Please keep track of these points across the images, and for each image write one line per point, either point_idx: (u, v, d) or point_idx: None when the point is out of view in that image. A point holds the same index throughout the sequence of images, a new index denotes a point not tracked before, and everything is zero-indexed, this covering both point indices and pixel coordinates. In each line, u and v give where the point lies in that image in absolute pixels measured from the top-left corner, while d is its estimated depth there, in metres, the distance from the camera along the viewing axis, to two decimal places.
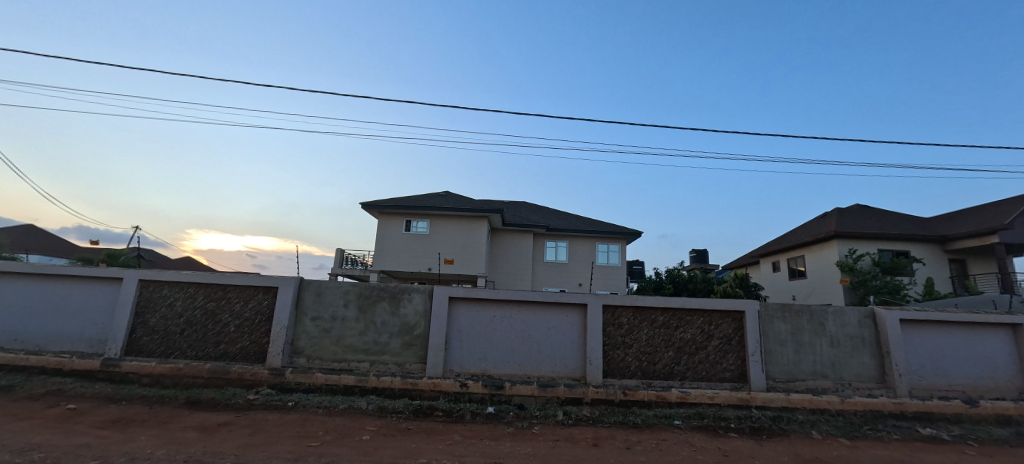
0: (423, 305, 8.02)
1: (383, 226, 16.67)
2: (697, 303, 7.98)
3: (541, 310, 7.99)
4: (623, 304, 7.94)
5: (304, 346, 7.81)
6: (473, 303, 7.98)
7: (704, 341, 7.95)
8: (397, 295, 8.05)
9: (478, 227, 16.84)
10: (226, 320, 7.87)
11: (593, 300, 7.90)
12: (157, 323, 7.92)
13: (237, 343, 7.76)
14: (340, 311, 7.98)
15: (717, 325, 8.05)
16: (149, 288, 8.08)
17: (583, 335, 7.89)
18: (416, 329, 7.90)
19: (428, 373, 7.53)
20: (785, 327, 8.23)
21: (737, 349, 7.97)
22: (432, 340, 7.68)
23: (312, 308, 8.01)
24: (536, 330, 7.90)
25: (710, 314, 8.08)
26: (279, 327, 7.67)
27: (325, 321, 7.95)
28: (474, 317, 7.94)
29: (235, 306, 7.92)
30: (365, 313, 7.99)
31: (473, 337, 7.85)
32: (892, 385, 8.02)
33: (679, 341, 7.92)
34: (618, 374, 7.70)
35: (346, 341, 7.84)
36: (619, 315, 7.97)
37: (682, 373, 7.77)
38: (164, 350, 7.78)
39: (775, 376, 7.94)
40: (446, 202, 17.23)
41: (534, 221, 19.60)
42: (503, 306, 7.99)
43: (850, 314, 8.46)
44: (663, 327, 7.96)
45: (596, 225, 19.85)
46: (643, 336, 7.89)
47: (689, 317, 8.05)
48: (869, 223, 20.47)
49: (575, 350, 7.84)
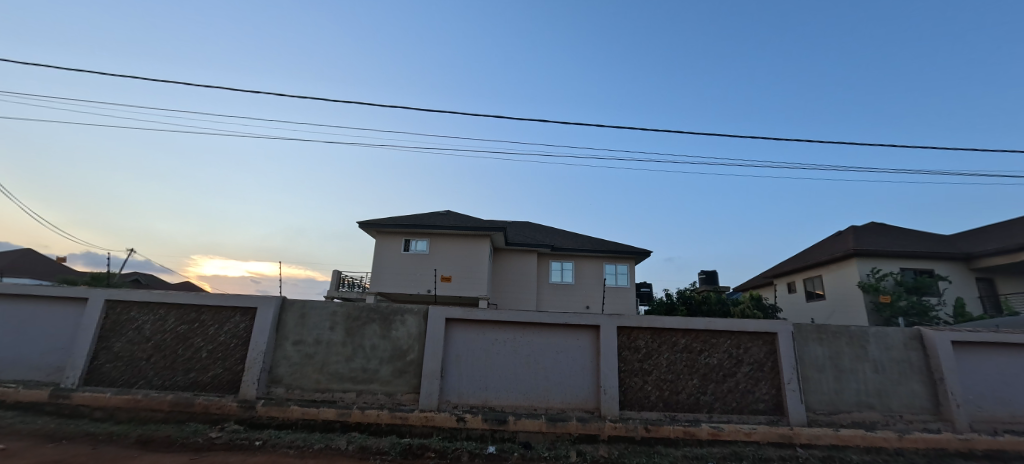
0: (417, 327, 7.21)
1: (381, 245, 15.99)
2: (722, 324, 7.16)
3: (548, 333, 7.16)
4: (639, 325, 7.10)
5: (283, 375, 6.98)
6: (472, 325, 7.17)
7: (733, 368, 7.05)
8: (388, 316, 7.27)
9: (480, 247, 16.11)
10: (199, 344, 7.08)
11: (606, 321, 7.08)
12: (122, 349, 7.14)
13: (208, 371, 6.95)
14: (325, 335, 7.19)
15: (746, 349, 7.17)
16: (117, 309, 7.34)
17: (596, 360, 7.03)
18: (408, 355, 7.07)
19: (421, 404, 6.65)
20: (822, 352, 7.35)
21: (771, 376, 7.06)
22: (426, 367, 6.84)
23: (294, 332, 7.21)
24: (542, 355, 7.05)
25: (739, 336, 7.21)
26: (255, 353, 6.89)
27: (308, 345, 7.14)
28: (473, 341, 7.11)
29: (209, 329, 7.15)
30: (352, 336, 7.19)
31: (472, 363, 7.01)
32: (950, 417, 7.06)
33: (704, 367, 7.03)
34: (637, 406, 6.79)
35: (330, 368, 7.01)
36: (635, 337, 7.11)
37: (709, 404, 6.85)
38: (127, 379, 6.98)
39: (813, 407, 7.01)
40: (447, 220, 16.59)
41: (538, 240, 18.87)
42: (505, 328, 7.17)
43: (894, 335, 7.57)
44: (686, 351, 7.09)
45: (603, 245, 19.09)
46: (664, 362, 7.01)
47: (714, 340, 7.18)
48: (888, 241, 19.59)
49: (588, 378, 6.97)
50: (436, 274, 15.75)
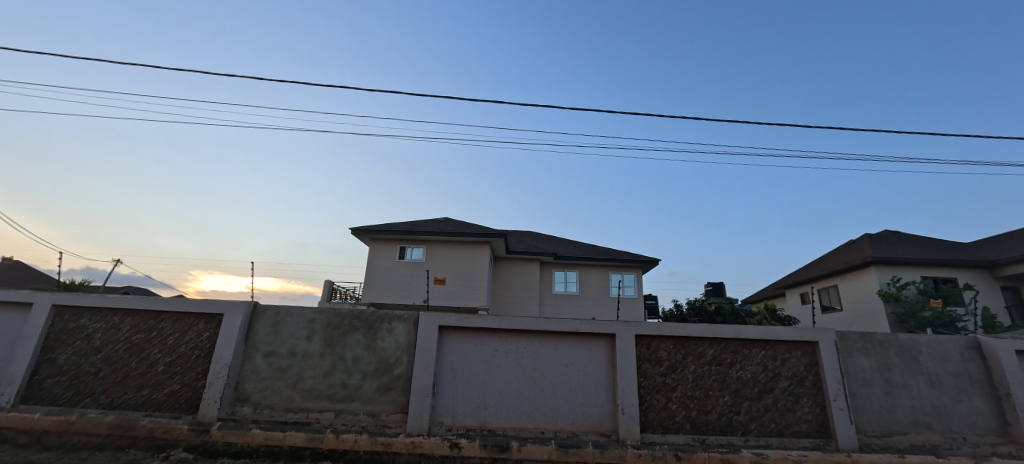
0: (406, 337, 6.30)
1: (373, 253, 15.11)
2: (754, 332, 6.27)
3: (555, 343, 6.25)
4: (660, 333, 6.20)
5: (251, 392, 6.05)
6: (469, 333, 6.28)
7: (769, 383, 6.13)
8: (373, 324, 6.38)
9: (479, 254, 15.24)
10: (156, 356, 6.18)
11: (622, 329, 6.19)
12: (67, 362, 6.22)
13: (164, 387, 6.03)
14: (302, 346, 6.28)
15: (784, 360, 6.25)
16: (64, 316, 6.45)
17: (611, 374, 6.12)
18: (395, 368, 6.14)
19: (409, 427, 5.72)
20: (869, 364, 6.46)
21: (813, 392, 6.13)
22: (416, 383, 5.92)
23: (266, 342, 6.31)
24: (549, 369, 6.13)
25: (774, 346, 6.31)
26: (219, 366, 5.98)
27: (280, 358, 6.22)
28: (470, 353, 6.20)
29: (169, 339, 6.25)
30: (332, 347, 6.27)
31: (469, 377, 6.09)
32: (1021, 439, 6.10)
33: (736, 383, 6.10)
34: (660, 428, 5.83)
35: (306, 383, 6.08)
36: (655, 348, 6.20)
37: (743, 426, 5.91)
38: (71, 397, 6.05)
39: (863, 428, 6.09)
40: (445, 227, 15.75)
41: (541, 249, 18.00)
42: (508, 337, 6.27)
43: (948, 344, 6.66)
44: (715, 363, 6.17)
45: (608, 254, 18.22)
46: (690, 376, 6.08)
47: (747, 350, 6.26)
48: (906, 249, 18.70)
49: (603, 395, 6.05)
50: (429, 275, 14.91)
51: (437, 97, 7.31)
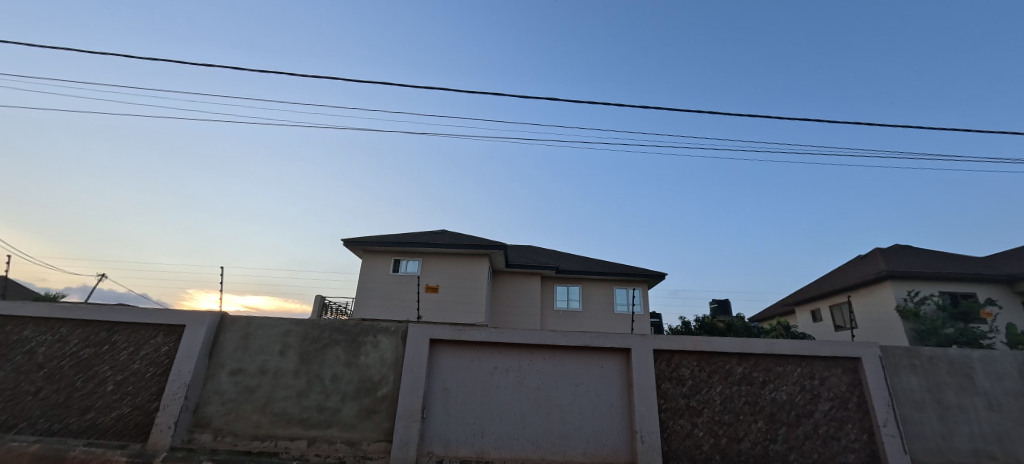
0: (393, 353, 5.54)
1: (367, 266, 14.37)
2: (788, 346, 5.53)
3: (563, 359, 5.49)
4: (682, 348, 5.47)
5: (213, 416, 5.26)
6: (464, 349, 5.53)
7: (808, 406, 5.35)
8: (356, 338, 5.63)
9: (477, 267, 14.50)
10: (105, 374, 5.41)
11: (638, 343, 5.45)
12: (4, 380, 5.44)
13: (112, 410, 5.24)
14: (274, 362, 5.51)
15: (823, 379, 5.49)
16: (6, 328, 5.69)
17: (628, 395, 5.35)
18: (379, 389, 5.36)
19: (394, 458, 4.92)
20: (919, 384, 5.69)
21: (857, 416, 5.36)
22: (402, 406, 5.13)
23: (233, 358, 5.55)
24: (557, 389, 5.36)
25: (811, 363, 5.56)
26: (176, 385, 5.21)
27: (249, 376, 5.45)
28: (466, 371, 5.43)
29: (122, 354, 5.49)
30: (308, 364, 5.50)
31: (464, 399, 5.31)
32: None
33: (770, 406, 5.32)
34: (686, 460, 5.03)
35: (276, 407, 5.29)
36: (677, 364, 5.44)
37: (782, 457, 5.11)
38: (4, 421, 5.25)
39: (917, 459, 5.31)
40: (442, 238, 15.05)
41: (542, 262, 17.26)
42: (508, 352, 5.52)
43: (1005, 361, 5.90)
44: (745, 383, 5.40)
45: (612, 267, 17.50)
46: (718, 398, 5.31)
47: (781, 367, 5.51)
48: (922, 263, 17.98)
49: (619, 420, 5.26)
50: (422, 283, 14.20)
51: (432, 89, 6.73)
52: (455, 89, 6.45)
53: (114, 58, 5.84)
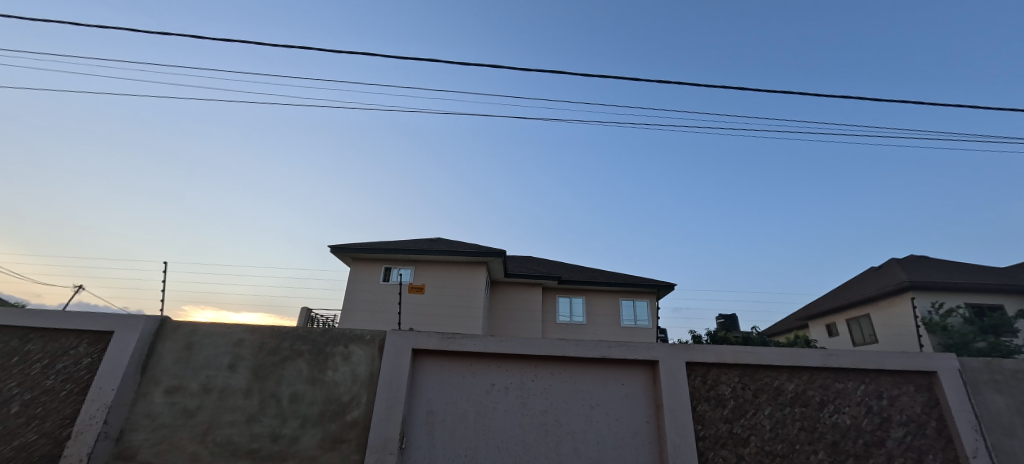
0: (366, 367, 4.52)
1: (355, 274, 13.36)
2: (848, 359, 4.55)
3: (575, 375, 4.50)
4: (720, 361, 4.48)
5: (140, 446, 4.23)
6: (454, 362, 4.54)
7: (878, 433, 4.35)
8: (323, 349, 4.63)
9: (474, 276, 13.52)
10: (11, 393, 4.37)
11: (666, 354, 4.48)
12: None
13: (13, 438, 4.17)
14: (221, 379, 4.49)
15: (892, 399, 4.49)
16: None
17: (655, 420, 4.35)
18: (348, 411, 4.33)
19: None
20: (1006, 404, 4.68)
21: (939, 445, 4.35)
22: (376, 433, 4.11)
23: (171, 373, 4.53)
24: (568, 412, 4.35)
25: (876, 379, 4.58)
26: (95, 407, 4.19)
27: (189, 396, 4.43)
28: (455, 389, 4.43)
29: (34, 367, 4.47)
30: (262, 381, 4.48)
31: (453, 425, 4.30)
32: None
33: (831, 433, 4.30)
34: None
35: (220, 434, 4.26)
36: (714, 381, 4.45)
37: None
38: None
39: None
40: (436, 246, 14.09)
41: (543, 272, 16.29)
42: (508, 366, 4.52)
43: None
44: (799, 404, 4.40)
45: (618, 278, 16.53)
46: (767, 423, 4.29)
47: (841, 384, 4.51)
48: (943, 273, 17.05)
49: (647, 451, 4.24)
50: (404, 282, 13.37)
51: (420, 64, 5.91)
52: (446, 60, 5.59)
53: (49, 22, 5.03)
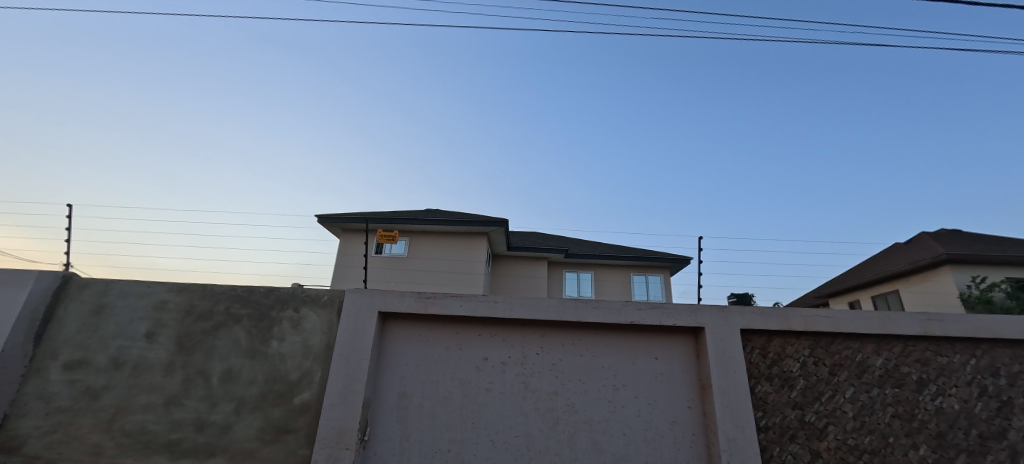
0: (320, 335, 3.50)
1: (344, 246, 12.34)
2: (954, 326, 3.46)
3: (593, 346, 3.44)
4: (785, 328, 3.41)
5: (29, 436, 3.26)
6: (436, 330, 3.49)
7: (998, 422, 3.24)
8: (268, 313, 3.60)
9: (473, 248, 12.46)
10: None
11: (713, 319, 3.41)
12: None
13: None
14: (136, 351, 3.49)
15: (1012, 378, 3.40)
16: None
17: (698, 403, 3.31)
18: (297, 391, 3.33)
19: None
20: None
21: None
22: (331, 420, 3.11)
23: (72, 344, 3.53)
24: (585, 392, 3.32)
25: (988, 352, 3.48)
26: None
27: (93, 372, 3.43)
28: (438, 364, 3.40)
29: None
30: (188, 354, 3.46)
31: (434, 410, 3.28)
32: None
33: (938, 422, 3.21)
34: None
35: (131, 420, 3.27)
36: (777, 354, 3.39)
37: None
38: None
39: None
40: (432, 216, 12.97)
41: (549, 245, 15.22)
42: (507, 335, 3.47)
43: None
44: (891, 384, 3.32)
45: (629, 252, 15.41)
46: (850, 408, 3.22)
47: (945, 359, 3.43)
48: (982, 247, 15.70)
49: (689, 446, 3.21)
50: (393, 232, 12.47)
51: None
52: None
53: None
